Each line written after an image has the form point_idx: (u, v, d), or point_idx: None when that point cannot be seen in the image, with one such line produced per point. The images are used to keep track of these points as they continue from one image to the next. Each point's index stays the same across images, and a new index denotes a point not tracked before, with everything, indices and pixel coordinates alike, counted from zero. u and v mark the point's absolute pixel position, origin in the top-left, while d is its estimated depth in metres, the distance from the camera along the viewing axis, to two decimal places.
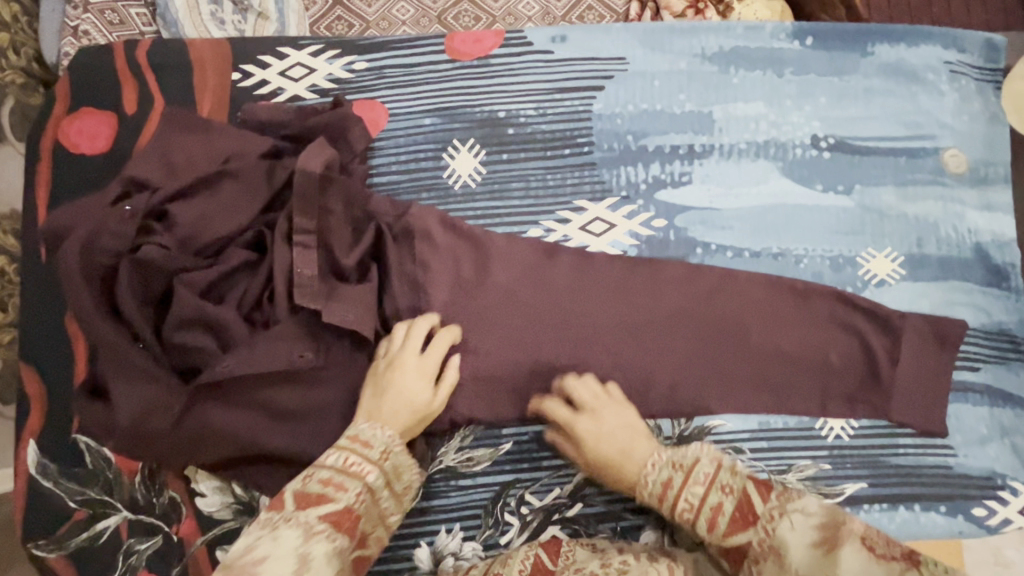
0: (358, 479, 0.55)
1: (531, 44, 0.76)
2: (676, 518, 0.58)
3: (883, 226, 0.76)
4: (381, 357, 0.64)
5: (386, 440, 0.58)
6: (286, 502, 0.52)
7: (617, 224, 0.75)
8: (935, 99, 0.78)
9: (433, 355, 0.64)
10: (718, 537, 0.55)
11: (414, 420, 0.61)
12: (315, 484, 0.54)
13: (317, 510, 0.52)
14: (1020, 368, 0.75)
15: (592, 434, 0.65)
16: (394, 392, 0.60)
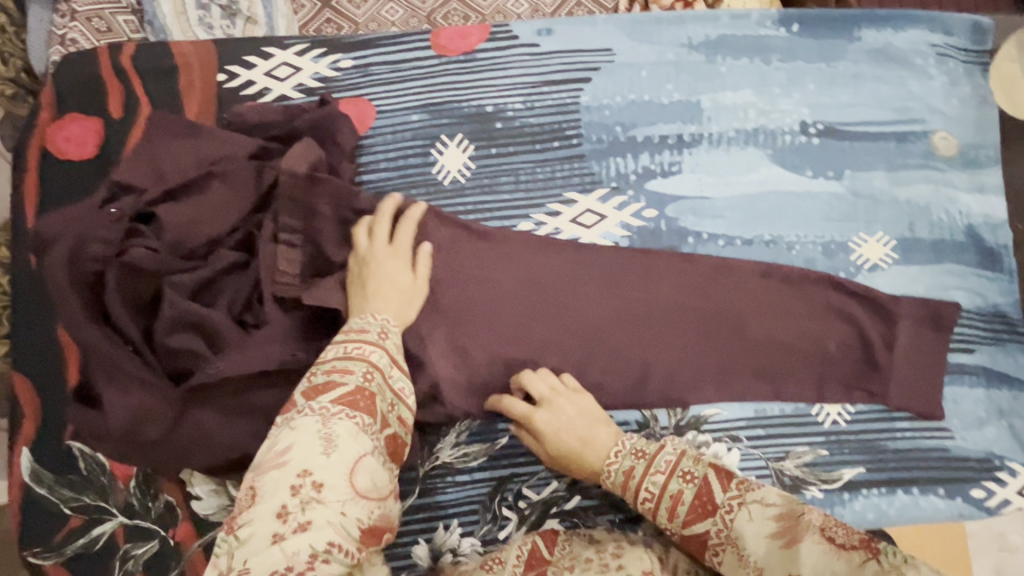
0: (362, 361, 0.52)
1: (517, 38, 0.76)
2: (640, 507, 0.58)
3: (875, 211, 0.76)
4: (352, 261, 0.63)
5: (378, 324, 0.57)
6: (294, 398, 0.49)
7: (608, 216, 0.74)
8: (924, 83, 0.78)
9: (402, 243, 0.64)
10: (677, 526, 0.55)
11: (403, 299, 0.61)
12: (320, 376, 0.51)
13: (329, 395, 0.49)
14: (1016, 349, 0.75)
15: (551, 425, 0.65)
16: (376, 281, 0.61)
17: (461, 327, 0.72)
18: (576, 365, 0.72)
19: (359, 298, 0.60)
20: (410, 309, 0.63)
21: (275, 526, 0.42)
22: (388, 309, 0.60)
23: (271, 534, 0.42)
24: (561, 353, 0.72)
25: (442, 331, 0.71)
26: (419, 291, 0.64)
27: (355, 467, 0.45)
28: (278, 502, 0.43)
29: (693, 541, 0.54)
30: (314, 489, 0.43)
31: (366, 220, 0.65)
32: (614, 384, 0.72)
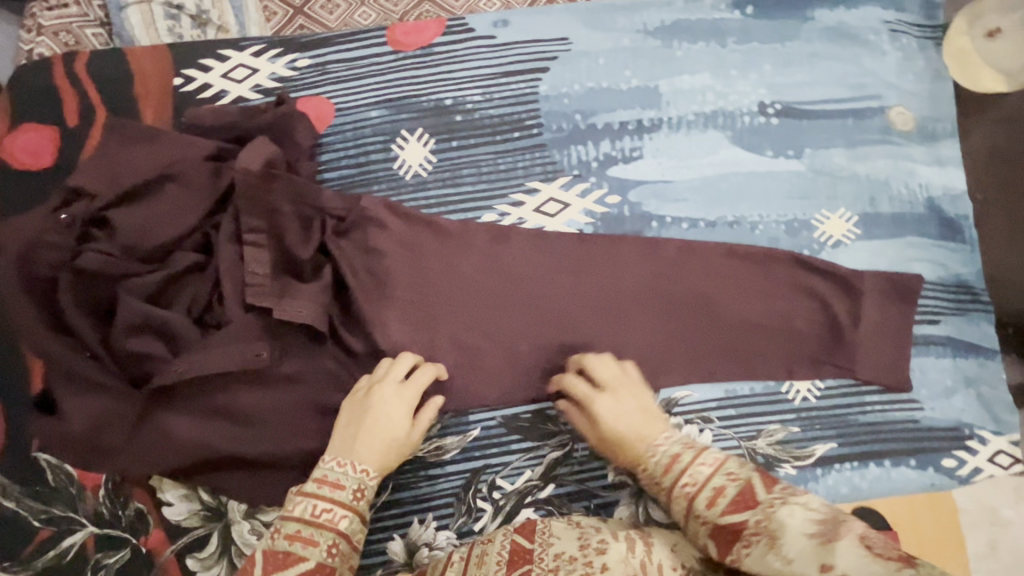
0: (329, 530, 0.56)
1: (473, 30, 0.76)
2: (675, 494, 0.56)
3: (836, 187, 0.77)
4: (360, 386, 0.65)
5: (355, 479, 0.59)
6: (255, 564, 0.53)
7: (571, 203, 0.75)
8: (878, 59, 0.78)
9: (413, 384, 0.65)
10: (711, 518, 0.51)
11: (388, 453, 0.62)
12: (283, 540, 0.54)
13: (290, 571, 0.53)
14: (979, 318, 0.75)
15: (610, 410, 0.64)
16: (370, 420, 0.62)
17: (428, 321, 0.72)
18: (546, 354, 0.72)
19: (346, 436, 0.62)
20: (394, 455, 0.63)
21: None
22: (368, 455, 0.61)
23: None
24: (531, 342, 0.72)
25: (409, 325, 0.71)
26: (412, 434, 0.65)
27: None
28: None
29: (722, 534, 0.50)
30: None
31: (388, 359, 0.67)
32: None
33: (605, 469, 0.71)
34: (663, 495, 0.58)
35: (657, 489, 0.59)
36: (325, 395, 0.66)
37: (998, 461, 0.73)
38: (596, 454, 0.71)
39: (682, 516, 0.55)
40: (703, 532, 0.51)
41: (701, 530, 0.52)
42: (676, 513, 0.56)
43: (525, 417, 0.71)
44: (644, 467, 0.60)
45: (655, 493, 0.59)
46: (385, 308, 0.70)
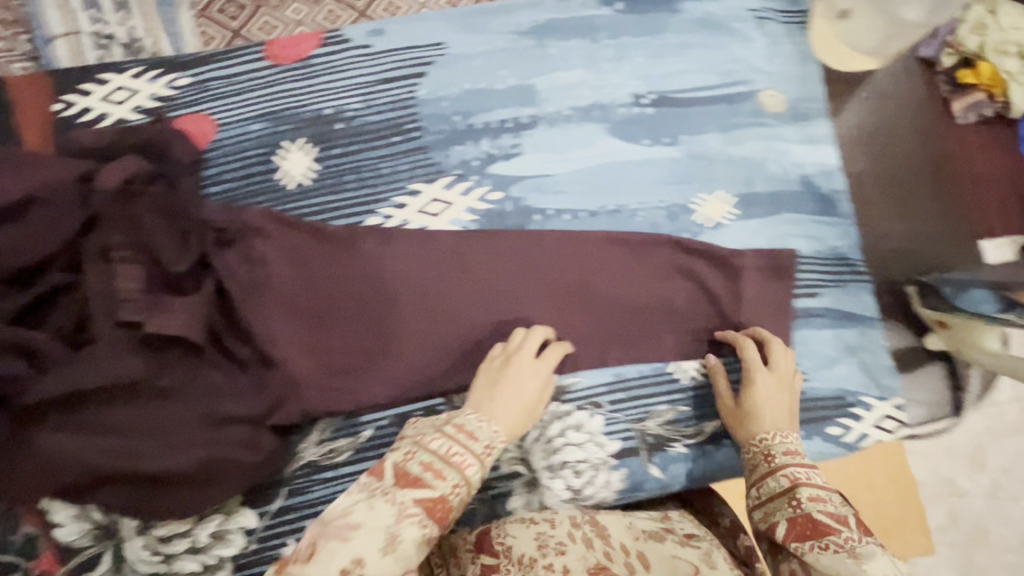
0: (458, 472, 0.52)
1: (349, 41, 0.78)
2: (777, 476, 0.55)
3: (712, 171, 0.79)
4: (495, 356, 0.68)
5: (493, 441, 0.56)
6: (385, 473, 0.50)
7: (454, 202, 0.76)
8: (746, 45, 0.81)
9: (546, 362, 0.68)
10: (806, 513, 0.50)
11: (518, 417, 0.61)
12: (416, 465, 0.51)
13: (415, 493, 0.49)
14: (858, 288, 0.78)
15: (768, 387, 0.65)
16: (509, 386, 0.63)
17: (315, 324, 0.73)
18: (433, 350, 0.74)
19: (483, 392, 0.62)
20: (522, 428, 0.62)
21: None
22: (504, 417, 0.60)
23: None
24: (418, 339, 0.74)
25: (294, 330, 0.72)
26: (536, 411, 0.64)
27: None
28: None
29: (803, 525, 0.49)
30: None
31: (519, 332, 0.71)
32: (473, 364, 0.74)
33: (498, 461, 0.72)
34: (762, 471, 0.57)
35: (757, 462, 0.58)
36: (207, 403, 0.66)
37: (883, 426, 0.75)
38: None
39: (762, 495, 0.55)
40: (786, 512, 0.51)
41: (780, 513, 0.51)
42: (764, 491, 0.55)
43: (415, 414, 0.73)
44: (760, 441, 0.60)
45: (750, 466, 0.59)
46: (270, 314, 0.71)
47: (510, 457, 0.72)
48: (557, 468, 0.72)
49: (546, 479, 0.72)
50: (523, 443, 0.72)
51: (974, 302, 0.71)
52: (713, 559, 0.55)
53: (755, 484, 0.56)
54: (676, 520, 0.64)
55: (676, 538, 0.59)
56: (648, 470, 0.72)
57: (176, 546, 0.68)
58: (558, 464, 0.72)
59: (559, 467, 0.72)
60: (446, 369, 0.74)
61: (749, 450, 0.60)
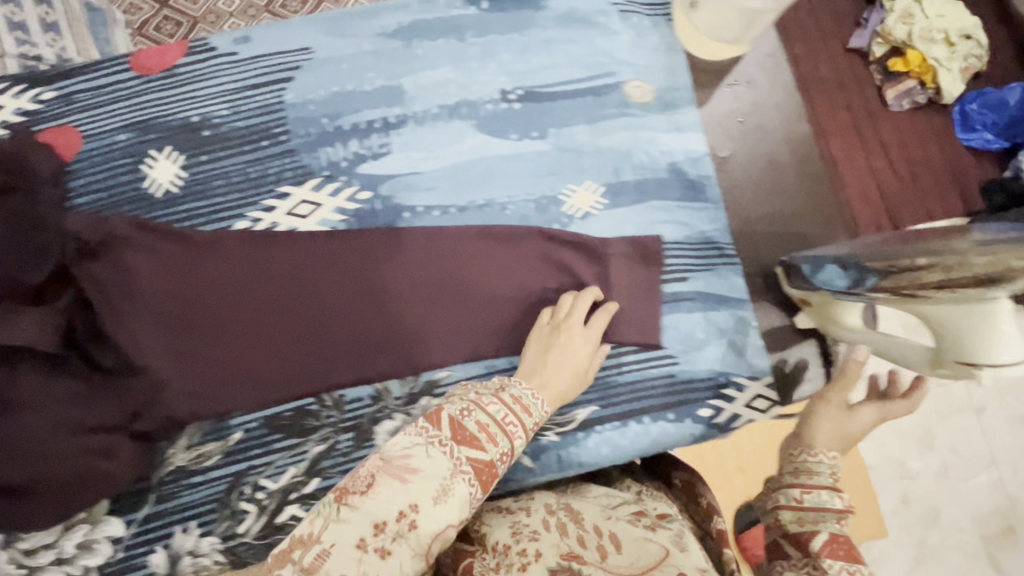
0: (509, 440, 0.56)
1: (214, 49, 0.79)
2: (833, 493, 0.57)
3: (581, 162, 0.80)
4: (544, 323, 0.71)
5: (541, 419, 0.60)
6: (443, 425, 0.54)
7: (323, 203, 0.77)
8: (610, 39, 0.83)
9: (593, 329, 0.71)
10: (847, 537, 0.54)
11: (572, 379, 0.66)
12: (472, 424, 0.55)
13: (469, 450, 0.53)
14: (727, 271, 0.79)
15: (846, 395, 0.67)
16: (559, 351, 0.67)
17: (183, 329, 0.73)
18: (308, 350, 0.74)
19: (537, 358, 0.66)
20: (573, 391, 0.66)
21: (364, 532, 0.48)
22: (555, 383, 0.64)
23: (349, 546, 0.48)
24: (292, 340, 0.74)
25: (162, 336, 0.72)
26: (588, 376, 0.68)
27: (440, 533, 0.50)
28: (382, 514, 0.49)
29: (839, 546, 0.53)
30: (409, 528, 0.49)
31: (569, 296, 0.74)
32: (346, 362, 0.74)
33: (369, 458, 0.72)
34: (816, 482, 0.58)
35: (819, 471, 0.59)
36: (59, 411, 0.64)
37: (755, 405, 0.76)
38: (360, 444, 0.73)
39: (806, 501, 0.57)
40: (829, 528, 0.55)
41: (823, 525, 0.55)
42: (812, 499, 0.56)
43: (285, 415, 0.73)
44: (828, 456, 0.60)
45: (801, 468, 0.59)
46: (136, 322, 0.71)
47: None
48: None
49: None
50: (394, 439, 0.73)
51: (828, 278, 0.70)
52: (685, 542, 0.56)
53: (800, 488, 0.58)
54: (648, 502, 0.65)
55: (647, 520, 0.60)
56: (519, 460, 0.72)
57: (41, 559, 0.68)
58: None
59: None
60: (317, 368, 0.74)
61: (804, 456, 0.61)
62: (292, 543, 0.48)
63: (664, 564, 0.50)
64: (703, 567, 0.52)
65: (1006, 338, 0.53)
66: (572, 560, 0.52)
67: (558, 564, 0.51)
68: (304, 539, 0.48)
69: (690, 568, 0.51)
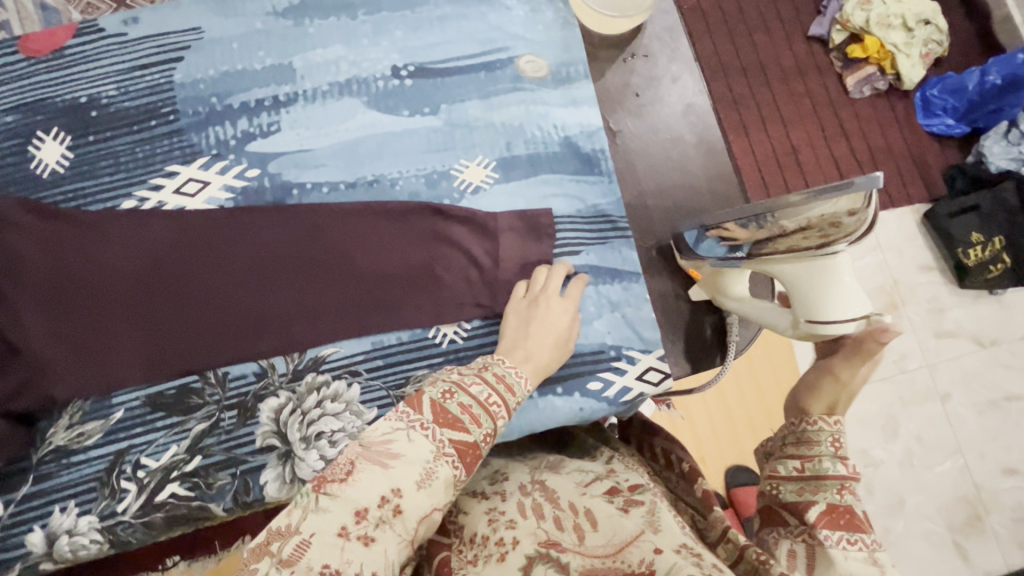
0: (493, 420, 0.54)
1: (103, 30, 0.79)
2: (836, 459, 0.52)
3: (472, 137, 0.80)
4: (522, 297, 0.70)
5: (523, 397, 0.59)
6: (424, 408, 0.52)
7: (211, 181, 0.77)
8: (503, 14, 0.83)
9: (571, 301, 0.70)
10: (847, 505, 0.50)
11: (553, 350, 0.65)
12: (455, 406, 0.53)
13: (452, 432, 0.52)
14: (621, 244, 0.78)
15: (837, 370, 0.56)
16: (540, 324, 0.66)
17: (65, 307, 0.72)
18: (192, 328, 0.73)
19: (517, 333, 0.66)
20: (556, 362, 0.66)
21: (345, 521, 0.46)
22: (537, 356, 0.64)
23: (330, 535, 0.45)
24: (175, 318, 0.73)
25: (41, 314, 0.71)
26: (569, 346, 0.68)
27: (427, 516, 0.49)
28: (364, 501, 0.47)
29: (840, 514, 0.49)
30: (394, 513, 0.47)
31: (543, 271, 0.73)
32: (231, 340, 0.73)
33: (254, 435, 0.72)
34: (818, 449, 0.53)
35: (820, 437, 0.53)
36: None
37: (646, 378, 0.75)
38: (244, 421, 0.72)
39: (807, 469, 0.52)
40: (830, 497, 0.50)
41: (822, 494, 0.50)
42: (813, 467, 0.52)
43: (168, 393, 0.72)
44: (830, 421, 0.54)
45: (804, 436, 0.54)
46: (17, 301, 0.70)
47: (264, 431, 0.72)
48: (312, 439, 0.72)
49: (300, 452, 0.71)
50: (278, 416, 0.72)
51: (708, 249, 0.71)
52: (657, 520, 0.52)
53: (800, 457, 0.53)
54: (619, 473, 0.63)
55: (621, 499, 0.57)
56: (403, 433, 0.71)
57: None
58: (314, 435, 0.72)
59: (314, 439, 0.72)
60: (202, 346, 0.73)
61: (802, 424, 0.55)
62: (271, 536, 0.45)
63: (640, 540, 0.49)
64: (683, 544, 0.49)
65: (848, 298, 0.56)
66: (551, 549, 0.50)
67: (536, 552, 0.51)
68: (283, 531, 0.45)
69: (669, 547, 0.49)
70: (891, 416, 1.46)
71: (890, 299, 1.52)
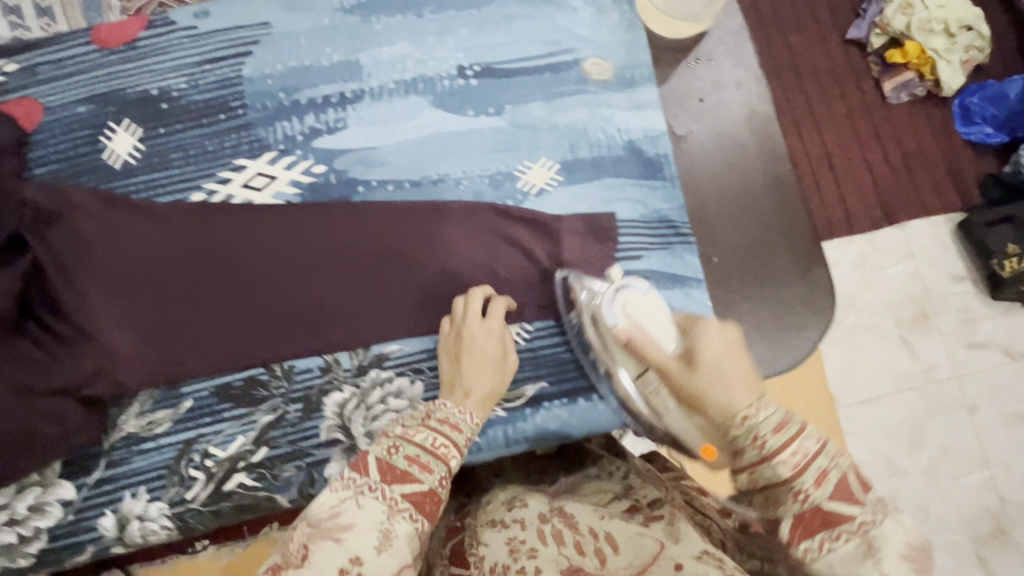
0: (444, 463, 0.53)
1: (174, 23, 0.80)
2: (772, 461, 0.45)
3: (536, 138, 0.80)
4: (448, 332, 0.70)
5: (472, 432, 0.58)
6: (369, 468, 0.50)
7: (278, 176, 0.78)
8: (569, 15, 0.83)
9: (495, 318, 0.69)
10: (814, 505, 0.43)
11: (493, 378, 0.65)
12: (401, 459, 0.51)
13: (404, 487, 0.50)
14: (683, 250, 0.78)
15: (712, 381, 0.52)
16: (470, 354, 0.66)
17: (134, 296, 0.73)
18: (258, 320, 0.74)
19: (453, 370, 0.65)
20: (500, 386, 0.65)
21: None
22: (477, 388, 0.63)
23: None
24: (241, 309, 0.74)
25: (114, 302, 0.72)
26: (507, 365, 0.67)
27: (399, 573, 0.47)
28: None
29: (811, 520, 0.43)
30: None
31: (461, 299, 0.72)
32: (294, 332, 0.74)
33: (318, 428, 0.73)
34: (750, 458, 0.47)
35: (743, 447, 0.47)
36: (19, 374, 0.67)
37: None
38: (308, 415, 0.73)
39: (759, 480, 0.46)
40: (791, 509, 0.44)
41: (783, 508, 0.44)
42: (758, 476, 0.46)
43: (236, 384, 0.73)
44: (740, 422, 0.47)
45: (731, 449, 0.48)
46: (88, 290, 0.71)
47: (329, 425, 0.73)
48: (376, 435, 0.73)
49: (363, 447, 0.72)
50: (342, 411, 0.73)
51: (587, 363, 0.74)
52: (677, 531, 0.53)
53: (745, 469, 0.47)
54: (637, 490, 0.63)
55: (641, 516, 0.57)
56: None
57: None
58: (377, 431, 0.73)
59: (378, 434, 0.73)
60: (267, 337, 0.74)
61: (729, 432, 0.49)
62: None
63: (663, 558, 0.49)
64: (703, 550, 0.49)
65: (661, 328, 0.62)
66: None
67: None
68: None
69: (688, 559, 0.48)
70: (916, 424, 1.30)
71: (918, 307, 1.35)
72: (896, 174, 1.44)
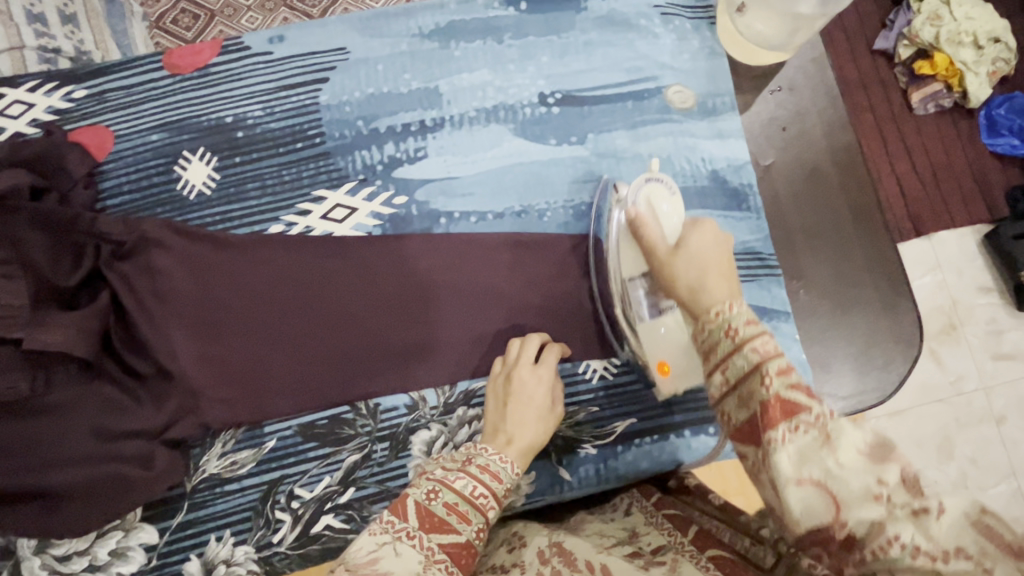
0: (481, 514, 0.52)
1: (249, 48, 0.78)
2: (742, 351, 0.43)
3: (620, 168, 0.78)
4: (497, 373, 0.67)
5: (511, 483, 0.57)
6: (409, 513, 0.50)
7: (358, 208, 0.75)
8: (650, 42, 0.81)
9: (548, 365, 0.67)
10: (776, 394, 0.41)
11: (539, 426, 0.62)
12: (440, 506, 0.51)
13: (442, 537, 0.49)
14: (770, 283, 0.77)
15: (692, 264, 0.53)
16: (518, 399, 0.63)
17: (214, 334, 0.71)
18: (341, 356, 0.72)
19: (497, 417, 0.63)
20: (544, 434, 0.63)
21: None
22: (522, 436, 0.60)
23: None
24: (323, 345, 0.72)
25: (196, 341, 0.70)
26: (555, 413, 0.65)
27: None
28: None
29: (775, 408, 0.40)
30: None
31: (517, 339, 0.69)
32: (377, 368, 0.72)
33: (406, 468, 0.71)
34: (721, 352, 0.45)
35: (717, 339, 0.45)
36: (106, 418, 0.64)
37: None
38: (396, 454, 0.71)
39: (730, 378, 0.43)
40: (758, 396, 0.41)
41: (753, 399, 0.42)
42: (729, 372, 0.44)
43: (320, 424, 0.71)
44: (713, 315, 0.46)
45: (704, 349, 0.46)
46: (169, 328, 0.69)
47: (417, 464, 0.71)
48: None
49: None
50: (430, 449, 0.72)
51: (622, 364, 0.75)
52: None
53: (717, 368, 0.45)
54: (642, 538, 0.57)
55: (642, 560, 0.51)
56: (557, 472, 0.72)
57: (74, 565, 0.67)
58: None
59: None
60: (350, 375, 0.72)
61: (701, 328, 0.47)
62: None
63: None
64: None
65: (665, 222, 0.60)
66: None
67: None
68: None
69: None
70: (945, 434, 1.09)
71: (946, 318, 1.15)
72: (930, 191, 1.19)
